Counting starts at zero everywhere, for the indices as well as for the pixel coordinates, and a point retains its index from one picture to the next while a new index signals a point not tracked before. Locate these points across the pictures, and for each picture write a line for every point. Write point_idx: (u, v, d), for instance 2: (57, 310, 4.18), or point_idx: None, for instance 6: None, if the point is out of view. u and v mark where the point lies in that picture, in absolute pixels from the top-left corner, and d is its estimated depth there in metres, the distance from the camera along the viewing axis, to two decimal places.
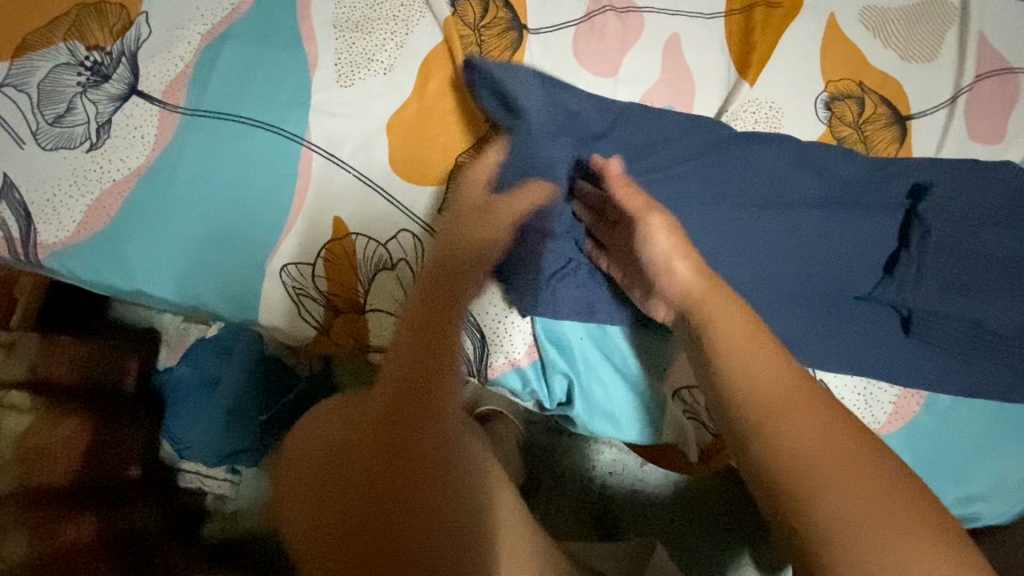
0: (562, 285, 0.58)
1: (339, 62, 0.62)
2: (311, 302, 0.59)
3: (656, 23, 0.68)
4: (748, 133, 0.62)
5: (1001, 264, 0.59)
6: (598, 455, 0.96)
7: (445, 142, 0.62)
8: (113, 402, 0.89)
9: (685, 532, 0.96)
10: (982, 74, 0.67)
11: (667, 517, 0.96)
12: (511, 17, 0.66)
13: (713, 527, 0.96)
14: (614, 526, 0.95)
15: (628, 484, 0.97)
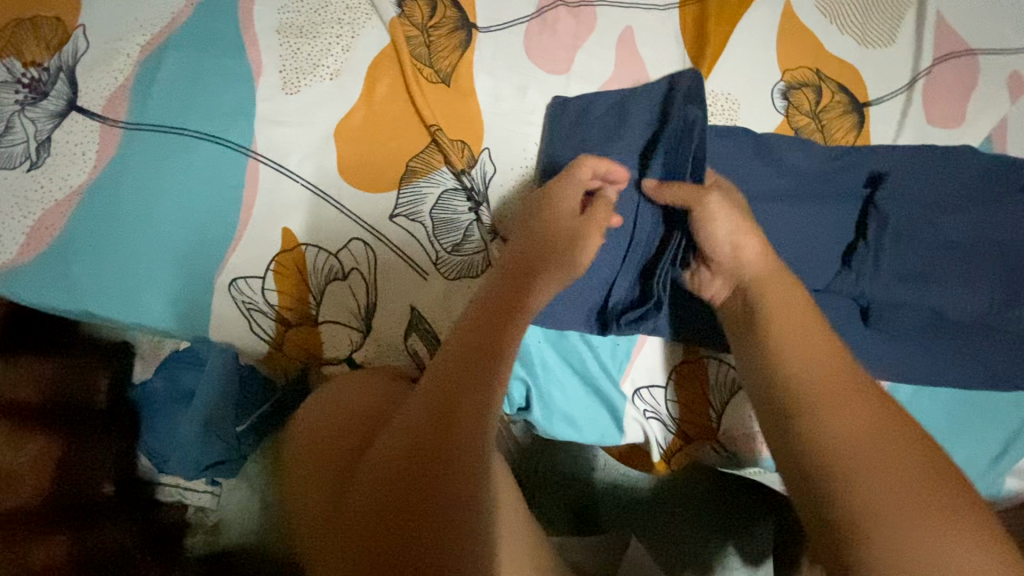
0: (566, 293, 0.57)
1: (283, 69, 0.61)
2: (262, 316, 0.58)
3: (608, 17, 0.66)
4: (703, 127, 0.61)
5: (957, 250, 0.58)
6: (578, 454, 0.95)
7: (395, 145, 0.60)
8: (84, 421, 0.88)
9: (667, 528, 0.92)
10: (940, 57, 0.66)
11: (650, 514, 0.94)
12: (459, 16, 0.64)
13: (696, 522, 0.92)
14: (595, 523, 0.94)
15: (609, 481, 0.96)
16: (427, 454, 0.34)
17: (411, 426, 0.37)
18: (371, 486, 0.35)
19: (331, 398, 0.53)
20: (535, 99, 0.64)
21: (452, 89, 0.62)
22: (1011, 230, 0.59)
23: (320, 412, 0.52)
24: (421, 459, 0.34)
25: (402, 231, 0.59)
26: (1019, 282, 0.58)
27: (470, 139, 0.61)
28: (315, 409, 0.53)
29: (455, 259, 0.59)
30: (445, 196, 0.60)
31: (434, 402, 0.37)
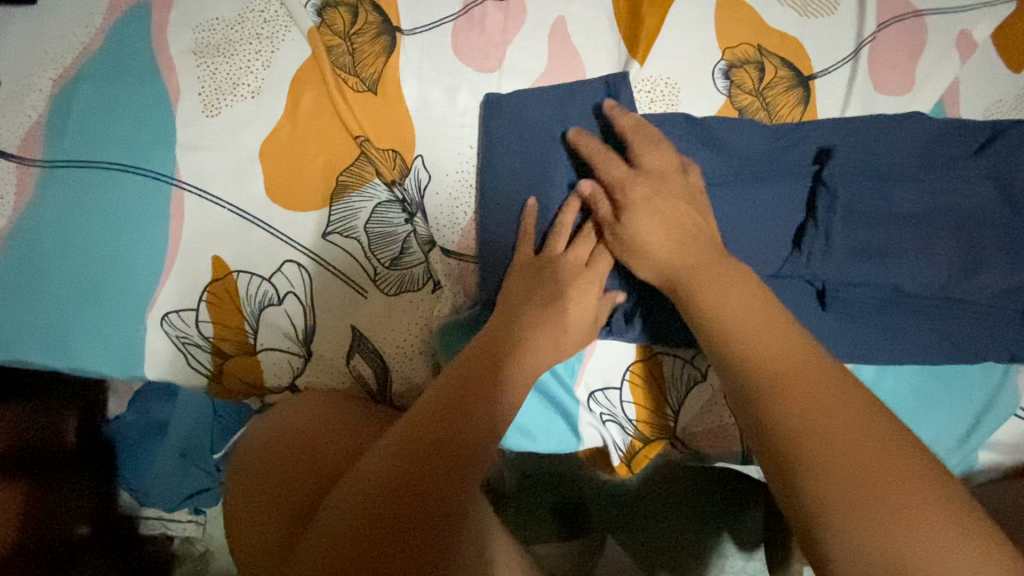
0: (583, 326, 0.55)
1: (202, 91, 0.59)
2: (198, 350, 0.56)
3: (539, 8, 0.64)
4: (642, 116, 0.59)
5: (912, 222, 0.56)
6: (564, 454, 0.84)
7: (324, 160, 0.58)
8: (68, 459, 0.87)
9: (652, 524, 0.83)
10: (885, 22, 0.63)
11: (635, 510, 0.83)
12: (382, 21, 0.62)
13: (681, 512, 0.83)
14: (583, 525, 0.83)
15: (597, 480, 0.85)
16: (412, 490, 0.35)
17: (394, 457, 0.37)
18: (356, 496, 0.35)
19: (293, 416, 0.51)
20: (466, 100, 0.61)
21: (380, 97, 0.60)
22: (964, 197, 0.57)
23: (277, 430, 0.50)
24: (410, 483, 0.35)
25: (337, 249, 0.57)
26: (977, 250, 0.56)
27: (401, 147, 0.59)
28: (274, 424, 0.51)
29: (394, 273, 0.56)
30: (380, 209, 0.57)
31: (421, 436, 0.38)
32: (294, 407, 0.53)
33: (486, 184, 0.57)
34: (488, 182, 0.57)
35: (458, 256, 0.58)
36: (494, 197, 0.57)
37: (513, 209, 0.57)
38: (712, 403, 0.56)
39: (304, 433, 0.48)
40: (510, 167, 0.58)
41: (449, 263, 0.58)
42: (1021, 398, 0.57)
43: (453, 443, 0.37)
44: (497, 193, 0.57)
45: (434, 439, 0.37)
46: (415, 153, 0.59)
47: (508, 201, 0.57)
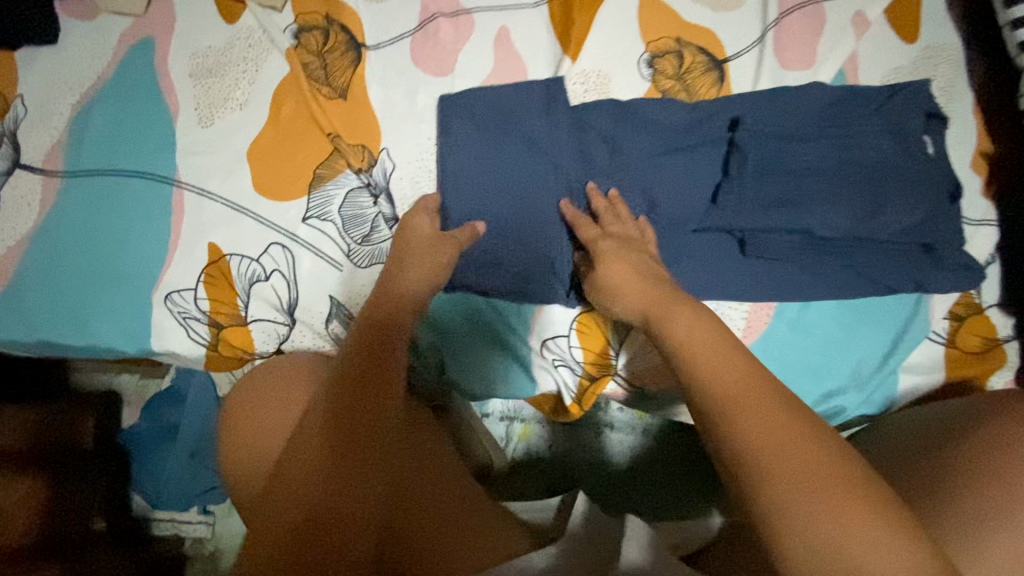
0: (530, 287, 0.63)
1: (197, 107, 0.69)
2: (197, 323, 0.64)
3: (485, 20, 0.74)
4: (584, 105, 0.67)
5: (818, 175, 0.64)
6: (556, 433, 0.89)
7: (302, 157, 0.67)
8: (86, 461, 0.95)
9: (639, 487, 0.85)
10: (788, 9, 0.72)
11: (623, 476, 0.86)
12: (349, 39, 0.72)
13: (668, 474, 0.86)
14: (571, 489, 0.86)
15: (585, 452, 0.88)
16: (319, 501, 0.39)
17: (313, 441, 0.41)
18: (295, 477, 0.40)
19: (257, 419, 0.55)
20: (424, 100, 0.71)
21: (348, 102, 0.70)
22: (863, 150, 0.64)
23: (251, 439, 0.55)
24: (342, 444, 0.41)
25: (316, 232, 0.65)
26: (878, 195, 0.63)
27: (367, 141, 0.68)
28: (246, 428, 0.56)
29: (364, 248, 0.65)
30: (351, 195, 0.66)
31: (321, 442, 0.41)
32: (285, 362, 0.60)
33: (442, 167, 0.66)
34: (444, 165, 0.66)
35: None
36: (449, 176, 0.65)
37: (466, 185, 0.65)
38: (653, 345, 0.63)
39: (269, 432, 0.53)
40: (463, 150, 0.66)
41: None
42: (930, 323, 0.63)
43: (354, 422, 0.42)
44: (452, 173, 0.65)
45: (339, 421, 0.41)
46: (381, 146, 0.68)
47: (463, 179, 0.65)
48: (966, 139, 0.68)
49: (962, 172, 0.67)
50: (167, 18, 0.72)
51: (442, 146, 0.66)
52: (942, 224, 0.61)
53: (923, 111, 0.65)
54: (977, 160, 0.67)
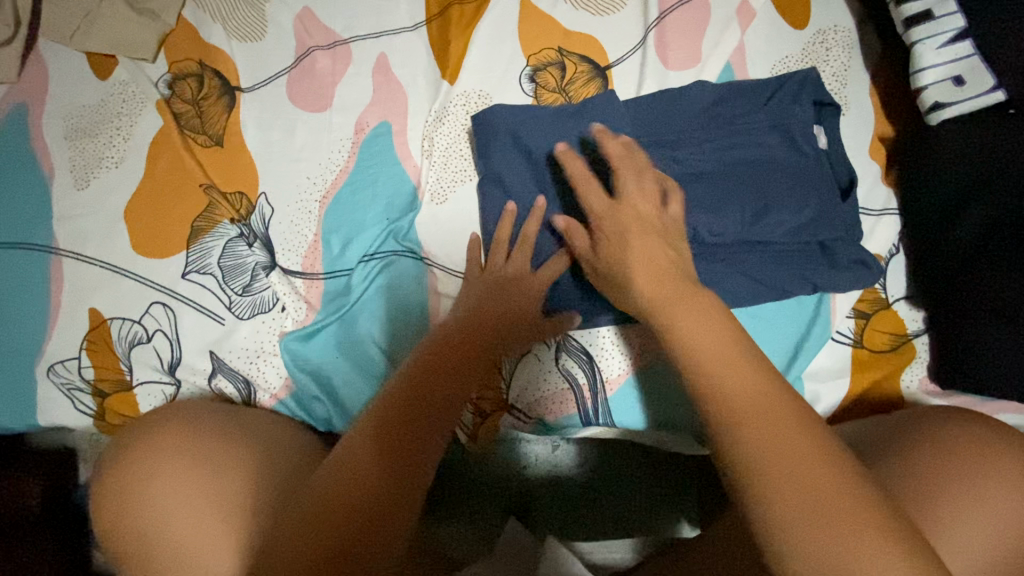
0: (420, 323, 0.62)
1: (73, 168, 0.68)
2: (83, 394, 0.63)
3: (362, 49, 0.72)
4: (520, 131, 0.63)
5: (707, 178, 0.61)
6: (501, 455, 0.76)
7: (181, 210, 0.66)
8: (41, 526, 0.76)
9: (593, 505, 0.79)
10: (669, 6, 0.69)
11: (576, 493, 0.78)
12: (222, 84, 0.71)
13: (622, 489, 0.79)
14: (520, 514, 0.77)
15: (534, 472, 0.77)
16: (385, 469, 0.39)
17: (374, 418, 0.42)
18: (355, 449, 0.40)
19: (177, 480, 0.48)
20: (302, 138, 0.69)
21: (225, 149, 0.68)
22: (752, 149, 0.61)
23: (154, 514, 0.47)
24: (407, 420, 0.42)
25: (195, 287, 0.64)
26: (767, 195, 0.60)
27: (246, 188, 0.67)
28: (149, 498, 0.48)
29: (246, 299, 0.63)
30: (229, 245, 0.64)
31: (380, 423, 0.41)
32: (251, 416, 0.58)
33: (336, 208, 0.65)
34: (338, 208, 0.65)
35: (303, 275, 0.64)
36: (340, 219, 0.65)
37: (357, 227, 0.64)
38: (544, 373, 0.60)
39: (191, 502, 0.47)
40: (359, 194, 0.66)
41: (292, 283, 0.63)
42: (832, 325, 0.60)
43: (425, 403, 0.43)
44: (340, 216, 0.65)
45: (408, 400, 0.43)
46: (260, 191, 0.67)
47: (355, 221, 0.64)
48: (862, 125, 0.65)
49: (858, 161, 0.64)
50: (41, 81, 0.71)
51: (335, 189, 0.66)
52: (833, 221, 0.59)
53: (811, 101, 0.62)
54: (875, 146, 0.64)
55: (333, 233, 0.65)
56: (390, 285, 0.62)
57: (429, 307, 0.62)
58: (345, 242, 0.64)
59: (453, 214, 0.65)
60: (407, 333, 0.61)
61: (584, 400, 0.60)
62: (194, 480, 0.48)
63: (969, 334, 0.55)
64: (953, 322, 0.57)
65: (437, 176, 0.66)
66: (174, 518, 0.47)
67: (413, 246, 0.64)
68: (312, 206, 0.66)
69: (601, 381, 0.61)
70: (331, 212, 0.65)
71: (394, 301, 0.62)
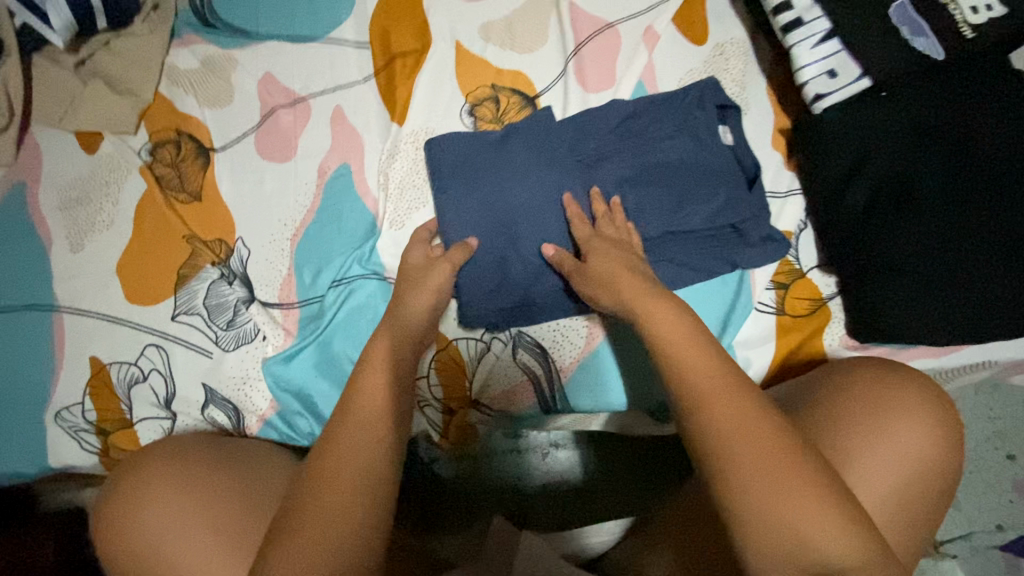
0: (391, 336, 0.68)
1: (67, 234, 0.76)
2: (87, 435, 0.68)
3: (320, 103, 0.81)
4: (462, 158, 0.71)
5: (629, 182, 0.69)
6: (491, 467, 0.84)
7: (168, 260, 0.73)
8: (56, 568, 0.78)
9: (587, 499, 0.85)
10: (584, 38, 0.79)
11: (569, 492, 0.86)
12: (197, 146, 0.79)
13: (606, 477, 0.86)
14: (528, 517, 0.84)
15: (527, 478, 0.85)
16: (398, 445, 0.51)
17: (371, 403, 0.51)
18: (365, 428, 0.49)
19: (175, 499, 0.55)
20: (271, 186, 0.77)
21: (204, 203, 0.76)
22: (667, 151, 0.69)
23: (154, 530, 0.54)
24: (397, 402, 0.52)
25: (184, 327, 0.70)
26: (682, 190, 0.68)
27: (223, 234, 0.74)
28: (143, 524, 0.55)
29: (231, 332, 0.70)
30: (212, 286, 0.72)
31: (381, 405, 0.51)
32: (239, 444, 0.64)
33: (307, 243, 0.73)
34: (308, 243, 0.73)
35: (280, 306, 0.71)
36: (311, 253, 0.72)
37: (326, 258, 0.72)
38: (504, 369, 0.67)
39: (189, 524, 0.54)
40: (325, 228, 0.73)
41: (271, 313, 0.70)
42: (753, 296, 0.67)
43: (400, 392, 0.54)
44: (311, 250, 0.72)
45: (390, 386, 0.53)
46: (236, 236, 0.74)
47: (324, 254, 0.72)
48: (762, 121, 0.73)
49: (762, 151, 0.72)
50: (36, 161, 0.79)
51: (304, 227, 0.74)
52: (742, 206, 0.67)
53: (714, 105, 0.71)
54: (776, 138, 0.73)
55: (304, 265, 0.72)
56: (358, 305, 0.69)
57: None
58: (315, 272, 0.71)
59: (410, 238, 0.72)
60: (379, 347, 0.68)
61: (541, 388, 0.67)
62: (188, 498, 0.55)
63: (880, 289, 0.61)
64: (858, 278, 0.64)
65: (394, 206, 0.74)
66: (168, 536, 0.53)
67: (377, 269, 0.71)
68: (284, 244, 0.73)
69: (555, 368, 0.67)
70: (302, 248, 0.73)
71: (363, 320, 0.69)
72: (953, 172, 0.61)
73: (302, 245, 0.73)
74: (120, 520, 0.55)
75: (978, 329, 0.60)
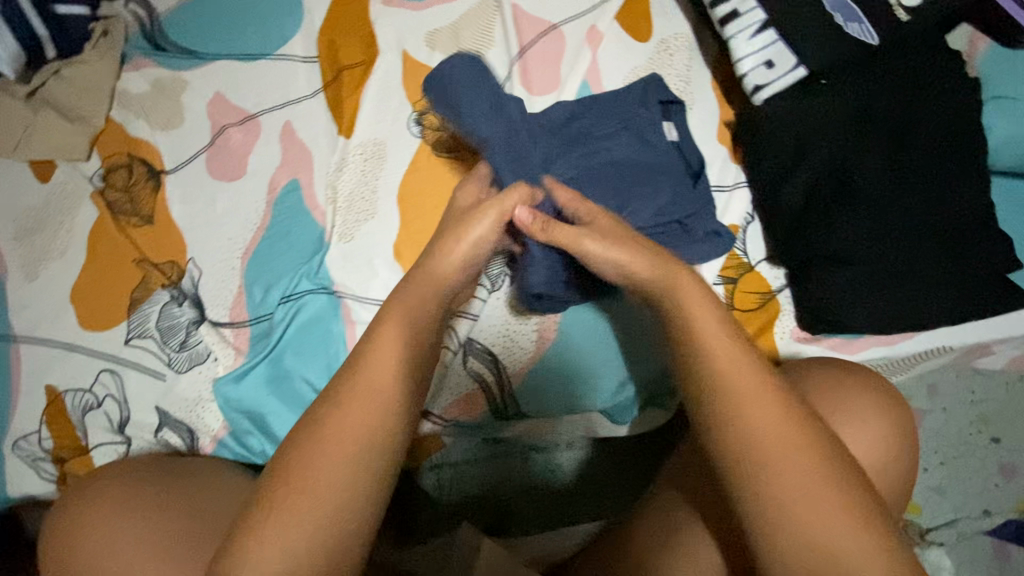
0: (340, 349, 0.68)
1: (22, 263, 0.76)
2: (45, 463, 0.69)
3: (269, 120, 0.81)
4: None
5: (574, 183, 0.68)
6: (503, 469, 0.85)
7: (122, 285, 0.73)
8: None
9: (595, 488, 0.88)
10: (529, 41, 0.79)
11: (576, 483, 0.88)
12: (148, 169, 0.80)
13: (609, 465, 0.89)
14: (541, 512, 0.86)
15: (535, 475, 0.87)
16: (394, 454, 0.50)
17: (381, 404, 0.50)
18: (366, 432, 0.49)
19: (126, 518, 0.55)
20: (223, 205, 0.77)
21: (156, 226, 0.76)
22: (611, 150, 0.69)
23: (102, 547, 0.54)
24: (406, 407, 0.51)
25: (137, 350, 0.70)
26: (627, 189, 0.67)
27: (175, 256, 0.74)
28: (82, 549, 0.54)
29: (183, 354, 0.70)
30: (164, 308, 0.72)
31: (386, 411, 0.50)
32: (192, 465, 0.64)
33: (257, 261, 0.73)
34: (259, 261, 0.73)
35: (231, 325, 0.71)
36: (262, 271, 0.72)
37: (276, 275, 0.72)
38: (454, 377, 0.67)
39: (137, 543, 0.54)
40: (275, 246, 0.73)
41: (221, 333, 0.70)
42: None
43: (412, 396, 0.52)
44: (261, 268, 0.72)
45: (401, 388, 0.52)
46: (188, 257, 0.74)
47: (275, 270, 0.72)
48: (708, 116, 0.73)
49: (708, 146, 0.72)
50: None
51: (254, 245, 0.74)
52: (686, 203, 0.66)
53: (657, 102, 0.70)
54: (722, 131, 0.72)
55: (254, 283, 0.72)
56: (308, 320, 0.69)
57: (344, 336, 0.69)
58: (265, 289, 0.71)
59: (360, 251, 0.72)
60: (329, 361, 0.68)
61: (492, 395, 0.67)
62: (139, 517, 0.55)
63: (821, 281, 0.61)
64: (803, 270, 0.63)
65: (342, 219, 0.73)
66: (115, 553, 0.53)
67: (325, 283, 0.71)
68: (235, 263, 0.73)
69: (506, 374, 0.67)
70: (252, 266, 0.73)
71: (312, 335, 0.69)
72: (892, 158, 0.60)
73: (253, 264, 0.73)
74: (74, 533, 0.56)
75: (920, 318, 0.59)
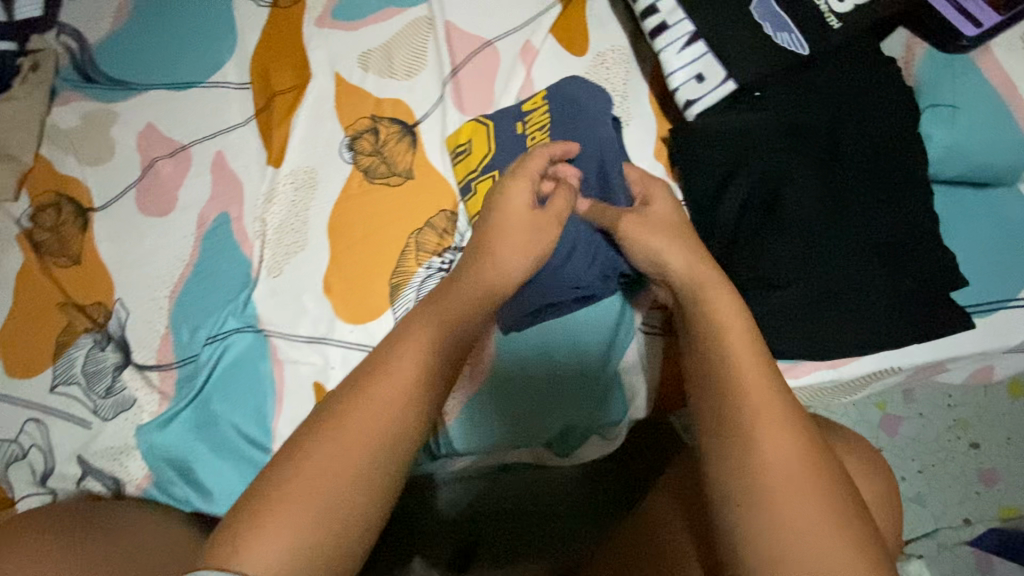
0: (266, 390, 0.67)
1: None
2: None
3: (200, 150, 0.79)
4: None
5: None
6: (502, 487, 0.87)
7: (47, 329, 0.71)
8: None
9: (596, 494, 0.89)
10: (462, 58, 0.76)
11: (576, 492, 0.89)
12: (75, 208, 0.77)
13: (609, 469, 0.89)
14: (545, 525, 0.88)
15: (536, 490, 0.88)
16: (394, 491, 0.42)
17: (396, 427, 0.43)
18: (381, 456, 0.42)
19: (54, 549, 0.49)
20: (152, 242, 0.74)
21: (82, 266, 0.74)
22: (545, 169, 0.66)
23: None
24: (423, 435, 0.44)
25: (61, 398, 0.68)
26: None
27: (103, 297, 0.72)
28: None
29: (109, 399, 0.68)
30: (89, 353, 0.69)
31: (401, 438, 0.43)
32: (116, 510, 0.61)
33: (186, 300, 0.70)
34: (188, 300, 0.70)
35: (157, 368, 0.69)
36: (191, 309, 0.70)
37: (205, 314, 0.69)
38: None
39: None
40: (205, 282, 0.71)
41: (147, 377, 0.68)
42: None
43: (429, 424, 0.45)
44: (190, 306, 0.70)
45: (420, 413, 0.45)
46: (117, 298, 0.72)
47: (205, 309, 0.70)
48: (644, 132, 0.70)
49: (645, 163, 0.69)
50: None
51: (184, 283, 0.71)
52: None
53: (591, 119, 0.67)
54: (659, 147, 0.70)
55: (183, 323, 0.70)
56: (234, 361, 0.67)
57: (271, 375, 0.67)
58: (192, 329, 0.69)
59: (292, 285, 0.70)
60: (256, 401, 0.66)
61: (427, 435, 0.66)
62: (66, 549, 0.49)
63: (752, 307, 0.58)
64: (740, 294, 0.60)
65: (272, 253, 0.71)
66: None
67: (252, 321, 0.69)
68: (164, 302, 0.71)
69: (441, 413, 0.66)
70: (181, 305, 0.70)
71: (238, 376, 0.67)
72: (823, 174, 0.58)
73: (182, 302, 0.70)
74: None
75: (858, 341, 0.56)
